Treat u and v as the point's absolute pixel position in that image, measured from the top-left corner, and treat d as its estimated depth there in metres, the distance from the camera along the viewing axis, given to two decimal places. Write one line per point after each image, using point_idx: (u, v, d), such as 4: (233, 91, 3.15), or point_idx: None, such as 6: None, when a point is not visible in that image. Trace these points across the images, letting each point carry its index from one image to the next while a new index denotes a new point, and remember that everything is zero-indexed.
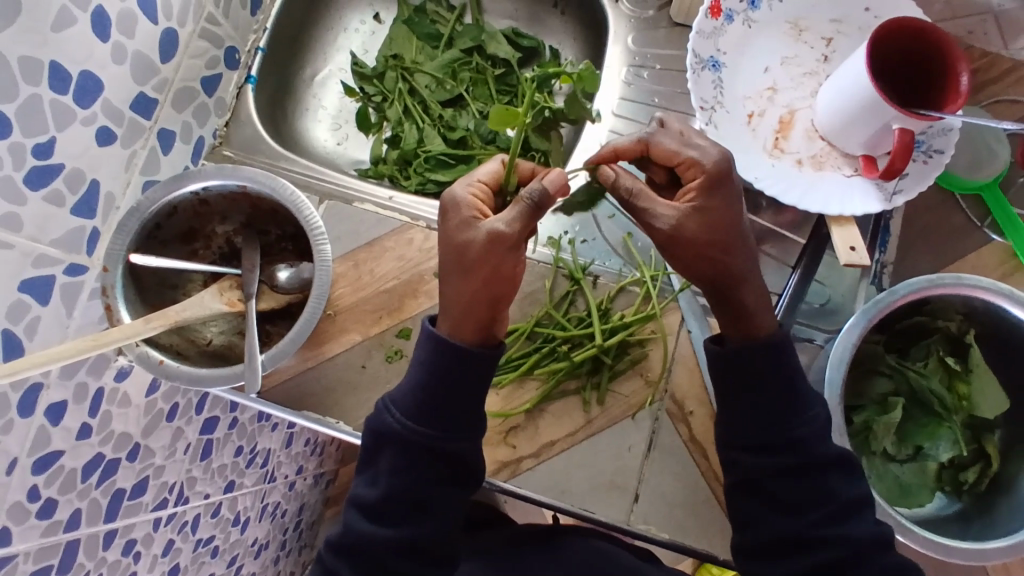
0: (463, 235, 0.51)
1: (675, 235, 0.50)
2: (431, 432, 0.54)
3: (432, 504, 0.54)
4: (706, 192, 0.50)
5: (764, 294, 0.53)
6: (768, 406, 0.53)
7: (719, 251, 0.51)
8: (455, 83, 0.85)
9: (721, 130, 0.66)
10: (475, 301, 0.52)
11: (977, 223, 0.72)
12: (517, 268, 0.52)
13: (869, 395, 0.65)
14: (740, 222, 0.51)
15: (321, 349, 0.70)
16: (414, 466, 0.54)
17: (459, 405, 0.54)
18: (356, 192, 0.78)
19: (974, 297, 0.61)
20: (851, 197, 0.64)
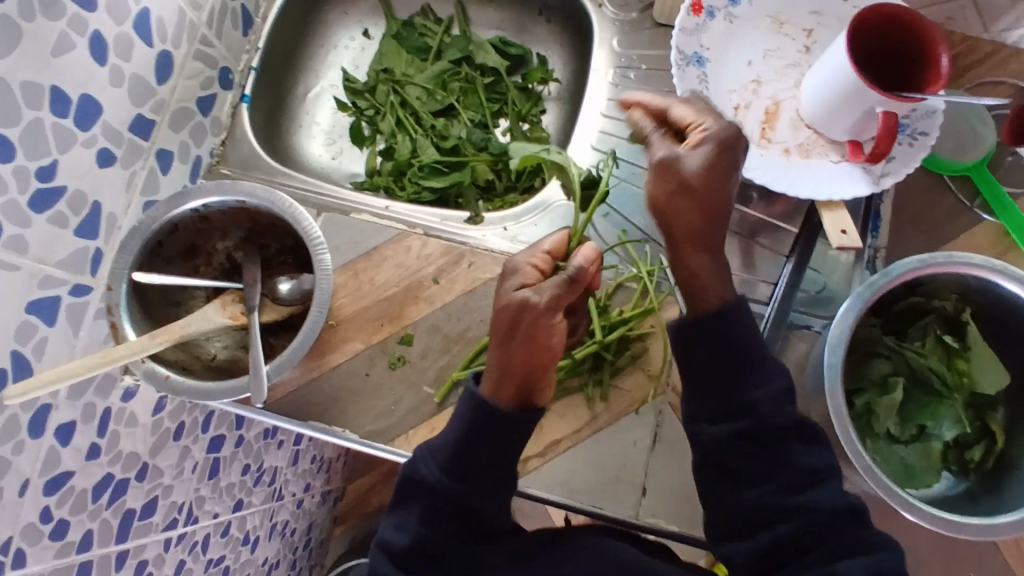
0: (506, 300, 0.55)
1: (670, 165, 0.53)
2: (461, 487, 0.55)
3: (464, 504, 0.55)
4: (717, 147, 0.53)
5: (724, 270, 0.56)
6: (768, 389, 0.54)
7: (712, 200, 0.54)
8: (446, 94, 0.87)
9: None
10: (513, 370, 0.55)
11: (967, 204, 0.73)
12: (555, 340, 0.55)
13: (868, 377, 0.66)
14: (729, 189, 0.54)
15: (324, 359, 0.71)
16: (465, 491, 0.55)
17: (502, 456, 0.55)
18: (352, 204, 0.79)
19: (967, 275, 0.62)
20: (840, 182, 0.65)
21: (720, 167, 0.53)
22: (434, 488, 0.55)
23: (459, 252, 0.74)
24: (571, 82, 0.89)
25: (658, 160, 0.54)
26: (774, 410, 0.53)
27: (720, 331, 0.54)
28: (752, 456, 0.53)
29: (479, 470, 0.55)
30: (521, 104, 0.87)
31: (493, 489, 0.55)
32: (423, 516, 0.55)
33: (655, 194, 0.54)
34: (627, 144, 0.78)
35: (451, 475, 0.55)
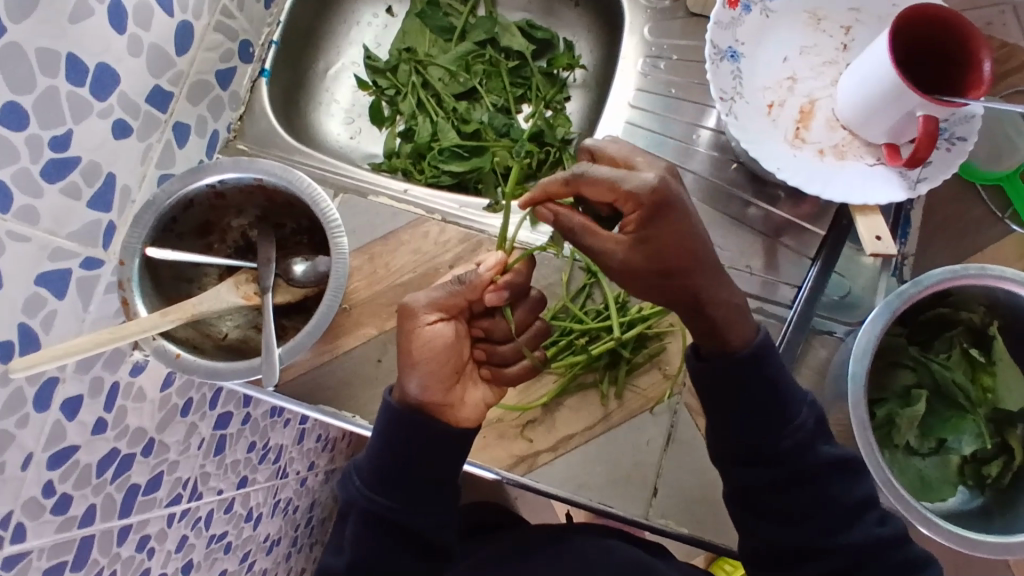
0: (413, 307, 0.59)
1: (631, 270, 0.48)
2: (388, 500, 0.56)
3: (401, 517, 0.56)
4: (658, 221, 0.45)
5: (739, 310, 0.51)
6: (789, 422, 0.53)
7: (673, 280, 0.48)
8: (468, 77, 0.84)
9: (742, 121, 0.64)
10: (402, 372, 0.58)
11: (998, 214, 0.71)
12: (425, 343, 0.55)
13: (891, 388, 0.64)
14: (697, 232, 0.47)
15: (337, 343, 0.70)
16: (394, 506, 0.56)
17: (414, 468, 0.56)
18: (371, 186, 0.76)
19: (996, 289, 0.60)
20: (873, 186, 0.61)
21: (670, 235, 0.46)
22: (365, 504, 0.56)
23: (477, 241, 0.72)
24: (597, 69, 0.87)
25: (615, 268, 0.49)
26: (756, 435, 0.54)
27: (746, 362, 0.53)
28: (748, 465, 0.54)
29: (399, 481, 0.56)
30: (545, 89, 0.85)
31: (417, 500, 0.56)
32: (357, 534, 0.56)
33: (637, 281, 0.49)
34: (665, 142, 0.75)
35: (374, 488, 0.56)
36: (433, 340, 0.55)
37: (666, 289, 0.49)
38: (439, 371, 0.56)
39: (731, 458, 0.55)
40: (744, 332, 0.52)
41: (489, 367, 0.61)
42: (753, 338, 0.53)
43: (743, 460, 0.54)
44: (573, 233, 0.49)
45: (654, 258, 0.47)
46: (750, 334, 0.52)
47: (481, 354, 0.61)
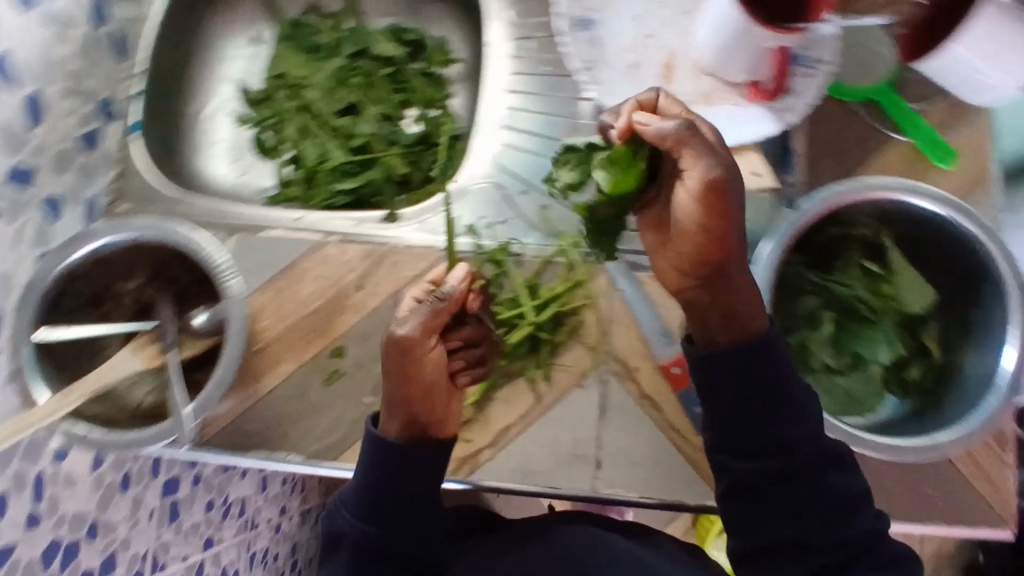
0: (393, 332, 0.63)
1: (681, 207, 0.56)
2: (373, 531, 0.62)
3: (386, 544, 0.62)
4: (709, 191, 0.53)
5: (733, 308, 0.55)
6: (787, 417, 0.55)
7: (709, 244, 0.55)
8: (346, 91, 0.83)
9: (605, 90, 0.65)
10: (395, 395, 0.62)
11: (875, 126, 0.72)
12: (433, 364, 0.63)
13: (799, 313, 0.65)
14: (731, 219, 0.54)
15: (258, 385, 0.68)
16: (376, 535, 0.62)
17: (400, 500, 0.62)
18: (262, 221, 0.74)
19: (882, 200, 0.62)
20: (746, 126, 0.63)
21: (708, 207, 0.54)
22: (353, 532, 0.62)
23: (379, 254, 0.71)
24: (473, 59, 0.86)
25: (677, 203, 0.56)
26: (765, 435, 0.55)
27: (744, 356, 0.55)
28: (740, 460, 0.56)
29: (386, 512, 0.62)
30: (427, 90, 0.84)
31: (400, 529, 0.62)
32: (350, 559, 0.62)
33: (688, 225, 0.56)
34: (549, 120, 0.75)
35: (362, 519, 0.62)
36: (437, 361, 0.63)
37: (690, 241, 0.56)
38: (428, 389, 0.62)
39: (727, 453, 0.57)
40: (758, 317, 0.56)
41: (467, 372, 0.67)
42: (764, 327, 0.56)
43: (739, 454, 0.56)
44: (649, 128, 0.55)
45: (716, 219, 0.54)
46: (738, 335, 0.56)
47: (459, 364, 0.67)
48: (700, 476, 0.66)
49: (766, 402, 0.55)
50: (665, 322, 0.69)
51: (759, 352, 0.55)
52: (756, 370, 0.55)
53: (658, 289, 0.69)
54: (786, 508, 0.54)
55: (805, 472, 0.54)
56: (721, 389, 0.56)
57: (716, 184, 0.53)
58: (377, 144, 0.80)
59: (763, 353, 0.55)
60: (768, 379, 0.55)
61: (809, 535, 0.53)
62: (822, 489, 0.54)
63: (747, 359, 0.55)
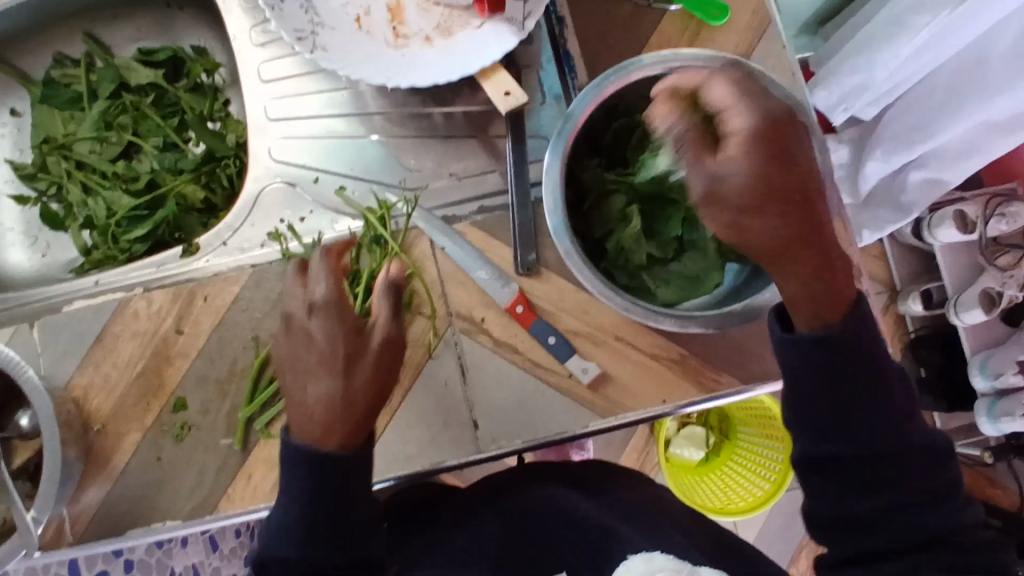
0: (343, 317, 0.55)
1: (714, 209, 0.47)
2: (318, 547, 0.52)
3: (328, 556, 0.52)
4: (737, 221, 0.47)
5: (818, 294, 0.49)
6: (886, 402, 0.50)
7: (770, 255, 0.49)
8: (117, 133, 0.78)
9: (333, 50, 0.59)
10: (361, 390, 0.53)
11: (645, 2, 0.69)
12: (398, 352, 0.57)
13: (613, 216, 0.64)
14: (792, 229, 0.48)
15: (109, 466, 0.65)
16: (315, 551, 0.52)
17: (343, 499, 0.52)
18: (62, 296, 0.69)
19: (644, 78, 0.60)
20: (486, 45, 0.59)
21: (751, 236, 0.48)
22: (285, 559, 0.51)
23: (188, 291, 0.67)
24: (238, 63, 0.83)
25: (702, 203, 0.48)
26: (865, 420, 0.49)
27: (845, 348, 0.49)
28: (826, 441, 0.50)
29: (321, 524, 0.52)
30: (200, 104, 0.79)
31: (348, 536, 0.53)
32: None
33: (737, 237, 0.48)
34: (322, 98, 0.70)
35: (303, 539, 0.52)
36: (396, 344, 0.57)
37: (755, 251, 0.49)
38: (373, 415, 0.55)
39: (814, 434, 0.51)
40: (838, 304, 0.50)
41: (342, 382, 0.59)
42: (849, 313, 0.50)
43: (828, 436, 0.50)
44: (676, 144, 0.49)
45: (782, 195, 0.47)
46: (828, 317, 0.50)
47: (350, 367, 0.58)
48: (576, 403, 0.66)
49: (871, 395, 0.49)
50: (496, 266, 0.67)
51: (853, 340, 0.49)
52: (859, 361, 0.49)
53: (479, 234, 0.67)
54: (869, 486, 0.49)
55: (898, 460, 0.49)
56: (818, 374, 0.49)
57: (776, 123, 0.47)
58: (163, 177, 0.76)
59: (864, 346, 0.49)
60: (868, 382, 0.49)
61: (885, 514, 0.48)
62: (904, 470, 0.49)
63: (831, 346, 0.49)
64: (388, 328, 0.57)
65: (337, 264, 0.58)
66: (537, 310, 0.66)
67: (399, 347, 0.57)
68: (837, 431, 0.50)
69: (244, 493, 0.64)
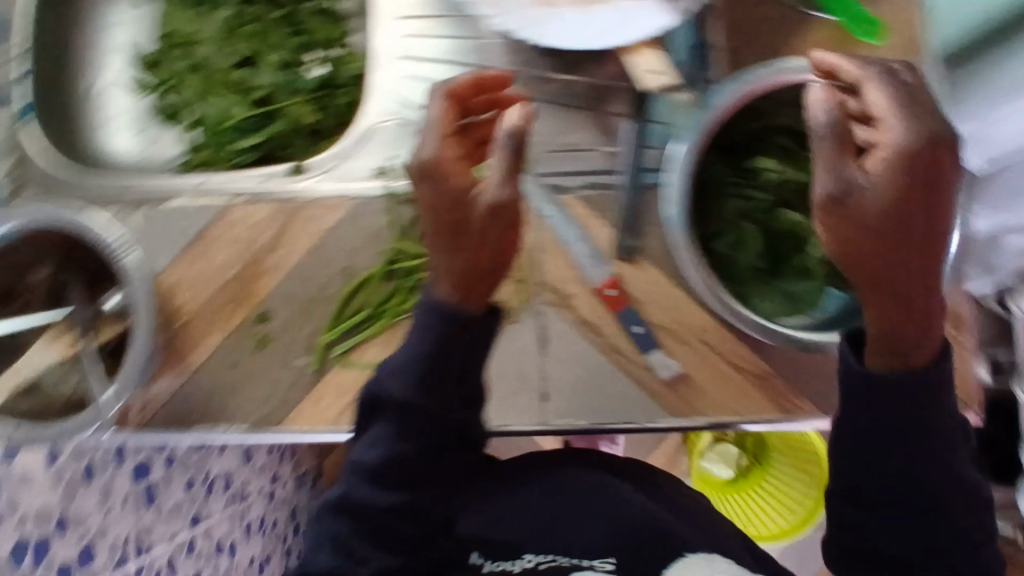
0: (447, 179, 0.54)
1: (838, 216, 0.45)
2: (429, 403, 0.55)
3: (434, 413, 0.55)
4: (854, 229, 0.45)
5: (918, 333, 0.47)
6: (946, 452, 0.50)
7: (886, 280, 0.46)
8: (241, 41, 0.78)
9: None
10: (468, 250, 0.55)
11: (798, 6, 0.66)
12: (510, 216, 0.55)
13: (725, 218, 0.62)
14: (909, 260, 0.45)
15: (186, 361, 0.67)
16: (426, 404, 0.55)
17: (462, 369, 0.55)
18: (164, 190, 0.69)
19: (794, 83, 0.57)
20: (634, 21, 0.61)
21: (873, 254, 0.45)
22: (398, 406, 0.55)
23: (291, 210, 0.68)
24: None
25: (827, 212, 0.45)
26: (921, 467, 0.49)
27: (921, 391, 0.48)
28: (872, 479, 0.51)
29: (442, 380, 0.55)
30: (326, 29, 0.78)
31: (459, 396, 0.56)
32: (385, 432, 0.56)
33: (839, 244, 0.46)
34: (450, 43, 0.69)
35: (419, 391, 0.55)
36: (502, 207, 0.54)
37: (869, 279, 0.46)
38: (497, 272, 0.56)
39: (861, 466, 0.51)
40: (930, 346, 0.48)
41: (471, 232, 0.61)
42: (935, 360, 0.48)
43: (880, 472, 0.50)
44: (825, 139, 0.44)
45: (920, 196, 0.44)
46: (920, 355, 0.47)
47: None
48: (648, 397, 0.65)
49: (929, 446, 0.49)
50: (596, 244, 0.66)
51: (926, 386, 0.48)
52: (925, 409, 0.48)
53: (584, 209, 0.66)
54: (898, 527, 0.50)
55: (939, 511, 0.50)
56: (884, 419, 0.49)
57: (933, 150, 0.44)
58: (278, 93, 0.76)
59: (936, 398, 0.48)
60: (918, 430, 0.48)
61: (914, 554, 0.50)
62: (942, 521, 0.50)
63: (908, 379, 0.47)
64: (495, 192, 0.54)
65: (451, 117, 0.56)
66: (628, 297, 0.65)
67: (511, 214, 0.55)
68: (891, 470, 0.50)
69: (311, 413, 0.66)
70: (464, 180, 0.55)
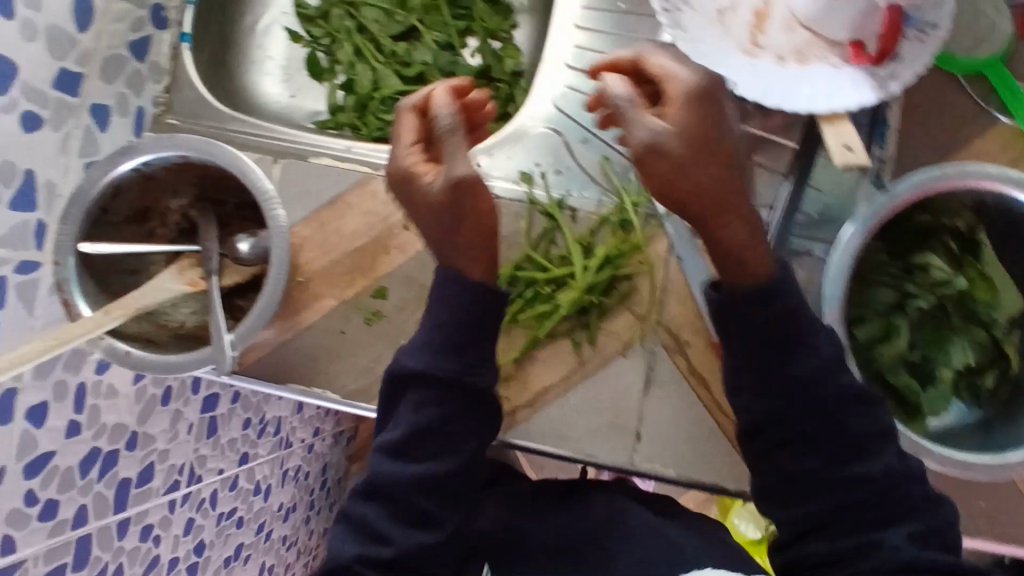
0: (416, 192, 0.50)
1: (654, 153, 0.44)
2: (451, 369, 0.55)
3: (462, 383, 0.55)
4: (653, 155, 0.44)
5: (755, 237, 0.48)
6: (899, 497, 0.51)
7: (677, 194, 0.45)
8: (406, 14, 0.78)
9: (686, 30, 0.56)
10: (466, 244, 0.53)
11: (983, 104, 0.64)
12: (483, 203, 0.51)
13: (872, 307, 0.60)
14: (731, 171, 0.45)
15: (297, 318, 0.67)
16: (452, 372, 0.55)
17: (477, 341, 0.55)
18: (311, 147, 0.71)
19: (979, 189, 0.55)
20: (842, 89, 0.53)
21: (709, 183, 0.45)
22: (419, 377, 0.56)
23: None
24: None
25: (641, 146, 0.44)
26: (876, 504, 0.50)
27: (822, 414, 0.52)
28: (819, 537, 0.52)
29: (466, 345, 0.55)
30: (490, 19, 0.78)
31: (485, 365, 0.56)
32: (416, 402, 0.56)
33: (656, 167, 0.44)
34: None
35: (440, 358, 0.55)
36: (463, 199, 0.49)
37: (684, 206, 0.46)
38: (490, 244, 0.54)
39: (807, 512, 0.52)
40: (762, 260, 0.49)
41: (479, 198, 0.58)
42: (767, 269, 0.49)
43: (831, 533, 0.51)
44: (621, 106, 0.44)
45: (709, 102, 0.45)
46: (761, 273, 0.49)
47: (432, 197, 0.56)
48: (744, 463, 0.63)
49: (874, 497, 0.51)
50: None
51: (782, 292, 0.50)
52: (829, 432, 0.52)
53: None
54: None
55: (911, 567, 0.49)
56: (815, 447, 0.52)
57: (710, 94, 0.45)
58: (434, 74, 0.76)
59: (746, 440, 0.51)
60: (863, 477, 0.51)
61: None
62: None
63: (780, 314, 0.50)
64: (447, 173, 0.48)
65: (409, 133, 0.50)
66: None
67: (473, 196, 0.50)
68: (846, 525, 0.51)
69: None
70: (418, 174, 0.50)
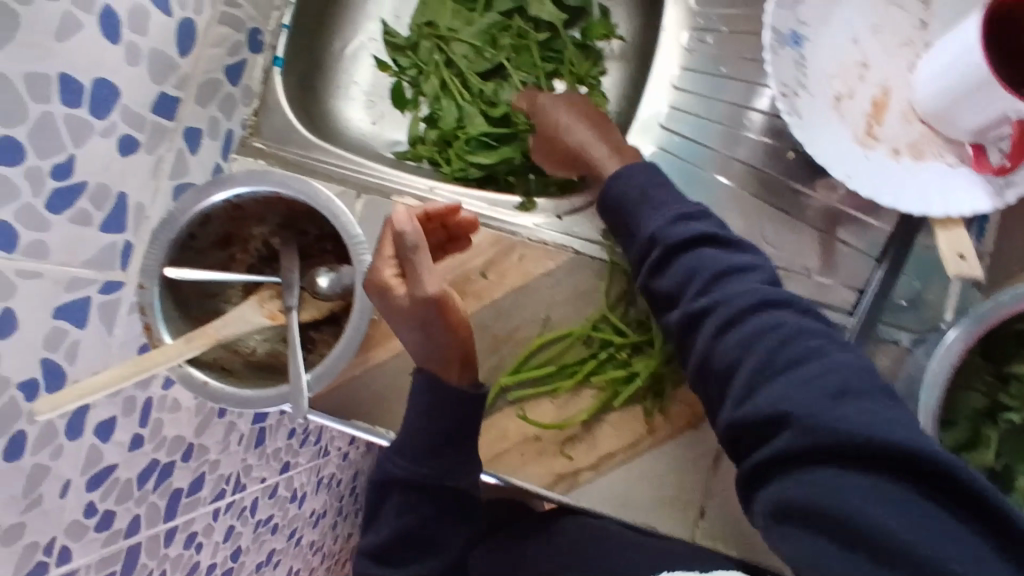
0: (393, 300, 0.57)
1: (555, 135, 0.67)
2: (423, 472, 0.62)
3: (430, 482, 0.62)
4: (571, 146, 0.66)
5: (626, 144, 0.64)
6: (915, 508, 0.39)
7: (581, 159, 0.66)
8: (495, 52, 0.77)
9: (804, 119, 0.58)
10: (438, 346, 0.59)
11: None
12: (450, 309, 0.58)
13: (962, 412, 0.60)
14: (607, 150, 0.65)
15: (369, 355, 0.67)
16: (424, 474, 0.62)
17: (453, 448, 0.61)
18: (394, 185, 0.71)
19: None
20: (955, 190, 0.56)
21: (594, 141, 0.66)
22: (399, 480, 0.63)
23: (509, 243, 0.68)
24: (636, 40, 0.79)
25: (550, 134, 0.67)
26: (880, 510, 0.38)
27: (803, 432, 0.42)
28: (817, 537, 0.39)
29: (439, 455, 0.62)
30: (579, 64, 0.77)
31: (448, 464, 0.62)
32: (399, 507, 0.64)
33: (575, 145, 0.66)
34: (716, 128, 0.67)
35: (416, 463, 0.62)
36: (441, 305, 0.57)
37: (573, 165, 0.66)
38: (465, 348, 0.61)
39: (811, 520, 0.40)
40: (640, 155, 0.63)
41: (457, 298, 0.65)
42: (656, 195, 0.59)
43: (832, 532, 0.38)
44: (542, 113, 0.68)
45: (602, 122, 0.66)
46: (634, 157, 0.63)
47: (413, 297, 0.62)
48: None
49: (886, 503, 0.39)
50: None
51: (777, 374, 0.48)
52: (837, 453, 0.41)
53: None
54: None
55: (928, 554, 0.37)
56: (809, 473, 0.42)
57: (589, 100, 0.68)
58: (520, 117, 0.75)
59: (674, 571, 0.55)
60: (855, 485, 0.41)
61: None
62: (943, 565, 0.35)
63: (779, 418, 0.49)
64: (419, 290, 0.56)
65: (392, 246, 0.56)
66: None
67: (440, 306, 0.57)
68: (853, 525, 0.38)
69: None
70: (392, 287, 0.56)
